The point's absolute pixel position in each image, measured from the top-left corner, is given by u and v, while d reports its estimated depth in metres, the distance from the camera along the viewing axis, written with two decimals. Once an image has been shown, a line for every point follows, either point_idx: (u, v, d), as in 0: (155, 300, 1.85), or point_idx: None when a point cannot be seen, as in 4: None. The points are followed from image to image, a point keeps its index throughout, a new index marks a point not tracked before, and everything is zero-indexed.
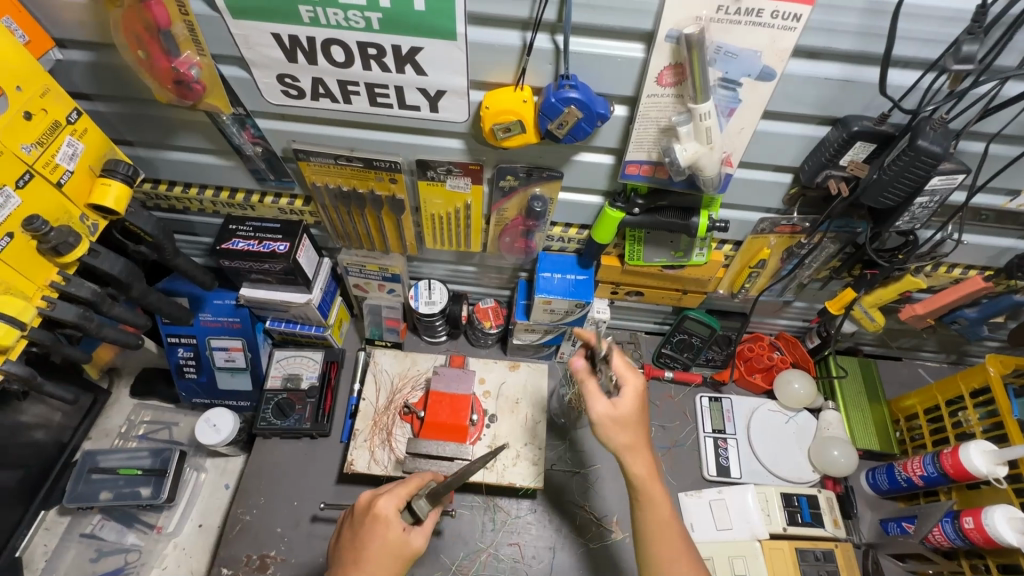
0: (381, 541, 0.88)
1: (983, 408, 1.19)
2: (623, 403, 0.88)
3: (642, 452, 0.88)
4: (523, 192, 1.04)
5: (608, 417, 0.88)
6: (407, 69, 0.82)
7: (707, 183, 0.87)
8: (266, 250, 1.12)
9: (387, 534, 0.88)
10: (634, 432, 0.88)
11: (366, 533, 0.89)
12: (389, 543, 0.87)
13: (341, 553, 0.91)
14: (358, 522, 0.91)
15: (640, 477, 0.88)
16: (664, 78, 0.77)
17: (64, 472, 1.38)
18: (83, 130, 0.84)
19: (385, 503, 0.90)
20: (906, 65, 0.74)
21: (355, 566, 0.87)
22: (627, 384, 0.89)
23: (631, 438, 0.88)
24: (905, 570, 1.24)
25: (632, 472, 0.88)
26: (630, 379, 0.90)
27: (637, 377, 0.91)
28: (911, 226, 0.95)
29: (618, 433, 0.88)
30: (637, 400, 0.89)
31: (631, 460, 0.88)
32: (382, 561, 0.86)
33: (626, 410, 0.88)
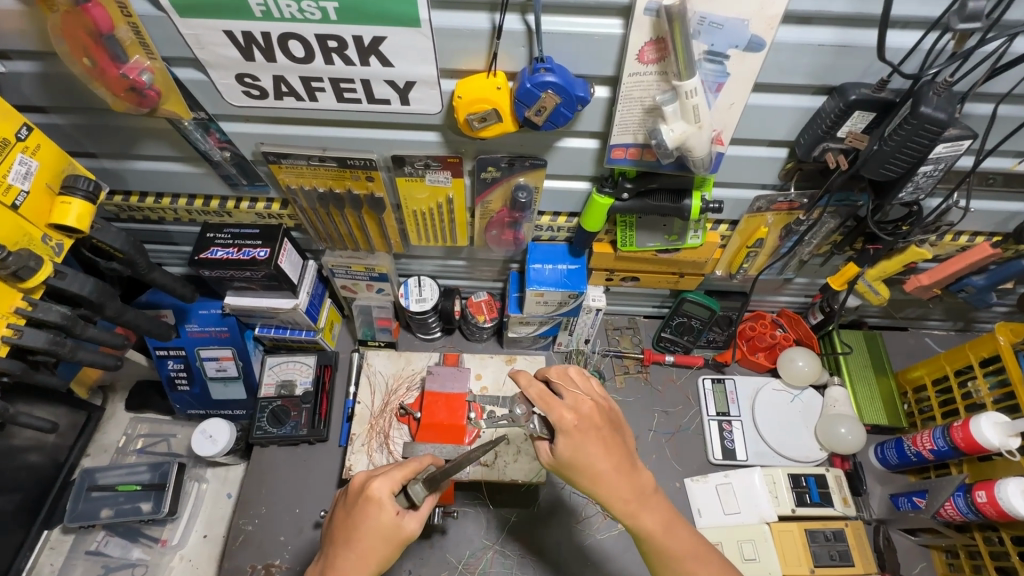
0: (373, 524, 0.84)
1: (993, 377, 1.16)
2: (564, 450, 0.82)
3: (608, 485, 0.83)
4: (507, 183, 0.99)
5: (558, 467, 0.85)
6: (372, 61, 0.77)
7: (697, 164, 0.82)
8: (246, 257, 1.08)
9: (380, 517, 0.85)
10: (584, 469, 0.83)
11: (357, 513, 0.86)
12: (382, 526, 0.84)
13: (334, 532, 0.89)
14: (353, 502, 0.88)
15: (622, 511, 0.85)
16: (645, 54, 0.72)
17: (63, 491, 1.37)
18: (35, 147, 0.80)
19: (378, 486, 0.86)
20: (905, 26, 0.69)
21: (347, 545, 0.85)
22: (559, 427, 0.83)
23: (587, 478, 0.83)
24: (917, 543, 1.23)
25: (614, 508, 0.86)
26: (555, 418, 0.83)
27: (562, 410, 0.83)
28: (915, 197, 0.90)
29: (575, 475, 0.84)
30: (576, 436, 0.82)
31: (605, 497, 0.85)
32: (373, 543, 0.84)
33: (573, 454, 0.82)
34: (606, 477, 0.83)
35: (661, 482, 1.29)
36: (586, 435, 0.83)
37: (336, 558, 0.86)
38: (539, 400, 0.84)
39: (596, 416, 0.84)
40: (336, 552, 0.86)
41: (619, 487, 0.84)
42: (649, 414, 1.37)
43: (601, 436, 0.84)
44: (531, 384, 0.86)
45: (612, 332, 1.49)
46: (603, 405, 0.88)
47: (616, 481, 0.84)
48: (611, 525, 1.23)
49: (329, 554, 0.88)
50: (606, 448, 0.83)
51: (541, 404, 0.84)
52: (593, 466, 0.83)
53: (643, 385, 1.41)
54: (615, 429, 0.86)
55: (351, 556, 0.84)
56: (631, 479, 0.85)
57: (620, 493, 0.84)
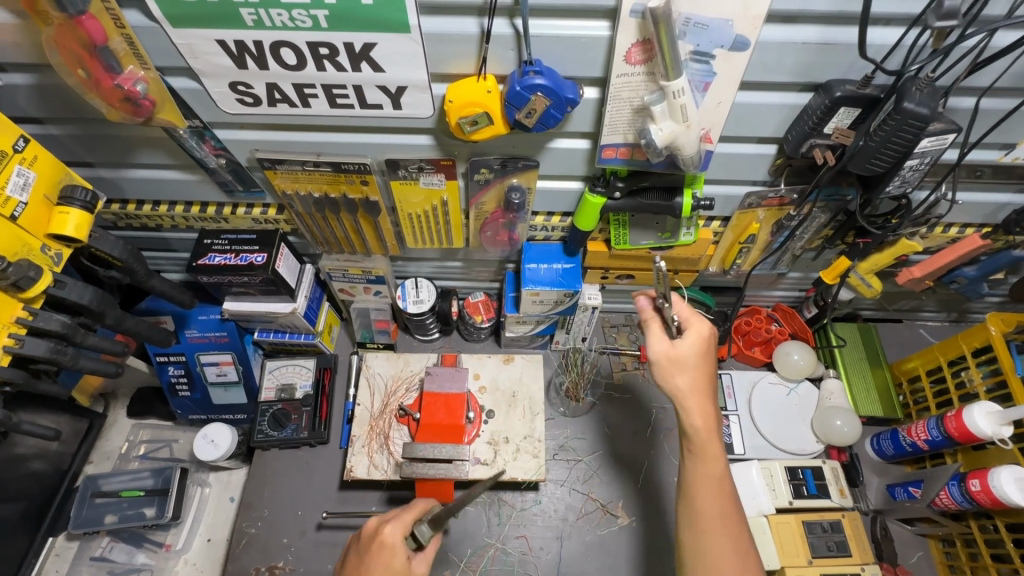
0: (385, 568, 0.84)
1: (986, 366, 1.18)
2: (685, 346, 0.87)
3: (696, 401, 0.86)
4: (500, 184, 1.00)
5: (665, 357, 0.88)
6: (364, 67, 0.78)
7: (686, 163, 0.83)
8: (243, 263, 1.09)
9: (393, 561, 0.84)
10: (690, 373, 0.87)
11: (369, 559, 0.85)
12: (393, 571, 0.84)
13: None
14: (363, 548, 0.87)
15: (696, 427, 0.86)
16: (632, 55, 0.73)
17: (67, 498, 1.38)
18: (33, 158, 0.81)
19: (391, 530, 0.87)
20: (887, 22, 0.70)
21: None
22: (692, 329, 0.88)
23: (685, 383, 0.87)
24: (914, 533, 1.25)
25: (687, 422, 0.86)
26: (693, 324, 0.89)
27: (703, 322, 0.89)
28: (903, 190, 0.91)
29: (674, 374, 0.88)
30: (704, 340, 0.88)
31: (685, 407, 0.86)
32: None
33: (687, 353, 0.87)
34: (689, 390, 0.87)
35: (661, 477, 1.30)
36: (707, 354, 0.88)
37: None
38: (683, 308, 0.90)
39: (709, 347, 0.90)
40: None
41: (705, 408, 0.86)
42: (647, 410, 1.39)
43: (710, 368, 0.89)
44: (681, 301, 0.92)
45: (608, 329, 1.50)
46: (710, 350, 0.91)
47: (699, 393, 0.86)
48: (611, 521, 1.25)
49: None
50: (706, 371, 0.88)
51: (685, 310, 0.90)
52: (688, 372, 0.87)
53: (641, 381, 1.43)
54: (714, 361, 0.89)
55: None
56: (709, 405, 0.87)
57: (701, 410, 0.86)
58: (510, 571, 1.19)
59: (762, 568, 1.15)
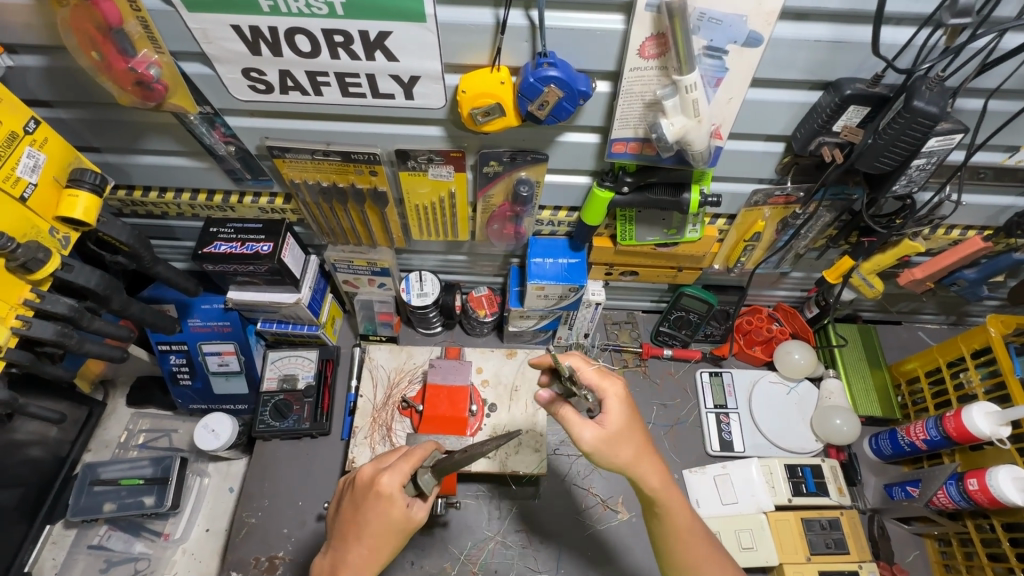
0: (382, 518, 0.85)
1: (985, 367, 1.19)
2: (614, 416, 0.82)
3: (647, 459, 0.84)
4: (509, 177, 1.00)
5: (601, 442, 0.81)
6: (378, 55, 0.78)
7: (696, 158, 0.83)
8: (249, 252, 1.09)
9: (390, 512, 0.85)
10: (628, 443, 0.83)
11: (367, 507, 0.86)
12: (391, 520, 0.85)
13: (341, 526, 0.89)
14: (360, 496, 0.88)
15: (654, 488, 0.84)
16: (646, 49, 0.73)
17: (66, 486, 1.37)
18: (43, 140, 0.81)
19: (388, 480, 0.86)
20: (899, 22, 0.70)
21: (358, 541, 0.86)
22: (610, 396, 0.83)
23: (632, 451, 0.83)
24: (910, 532, 1.26)
25: (645, 487, 0.84)
26: (609, 391, 0.83)
27: (614, 383, 0.84)
28: (908, 190, 0.92)
29: (618, 451, 0.82)
30: (623, 407, 0.83)
31: (638, 475, 0.83)
32: (382, 536, 0.86)
33: (618, 425, 0.82)
34: (638, 458, 0.83)
35: None
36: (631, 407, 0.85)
37: (346, 554, 0.87)
38: (589, 376, 0.84)
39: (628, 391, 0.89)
40: (344, 548, 0.87)
41: (656, 464, 0.85)
42: (647, 407, 1.39)
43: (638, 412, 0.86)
44: (579, 363, 0.85)
45: (610, 326, 1.51)
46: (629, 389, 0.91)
47: (647, 457, 0.84)
48: (612, 516, 1.25)
49: (337, 550, 0.88)
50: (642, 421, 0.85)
51: (593, 375, 0.84)
52: (627, 444, 0.82)
53: (642, 378, 1.44)
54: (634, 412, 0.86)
55: (363, 550, 0.86)
56: (657, 458, 0.86)
57: (654, 469, 0.84)
58: (510, 565, 1.20)
59: (761, 565, 1.16)
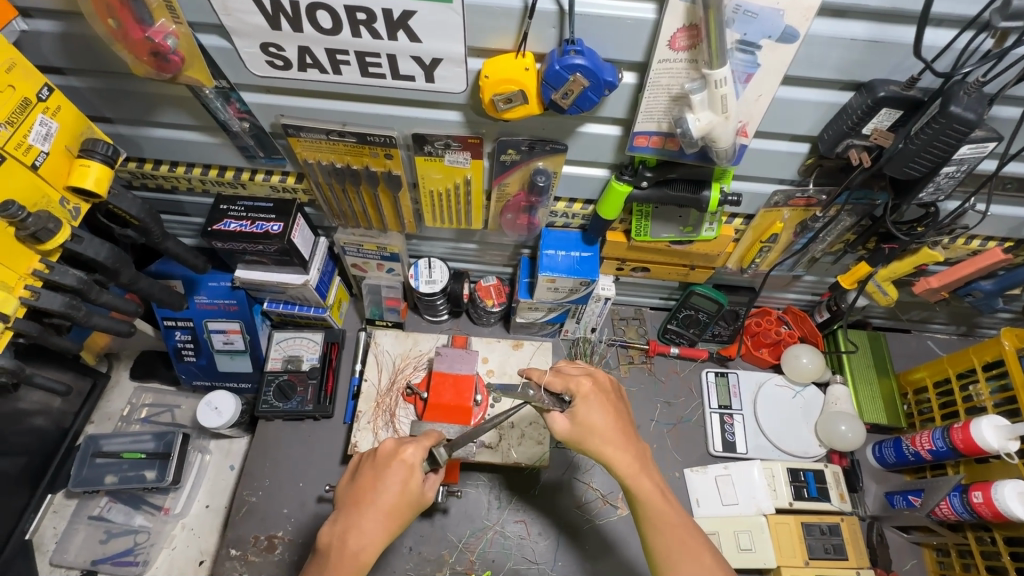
0: (401, 487, 0.89)
1: (995, 381, 1.17)
2: (580, 410, 0.90)
3: (616, 444, 0.88)
4: (526, 167, 0.99)
5: (572, 432, 0.89)
6: (400, 35, 0.76)
7: (720, 156, 0.81)
8: (259, 231, 1.08)
9: (409, 482, 0.89)
10: (597, 431, 0.89)
11: (388, 474, 0.89)
12: (410, 491, 0.89)
13: (356, 492, 0.90)
14: (381, 464, 0.90)
15: (624, 471, 0.88)
16: (677, 41, 0.71)
17: (68, 456, 1.38)
18: (56, 108, 0.79)
19: (412, 452, 0.91)
20: (940, 23, 0.68)
21: (375, 509, 0.87)
22: (577, 394, 0.92)
23: (599, 438, 0.88)
24: (909, 541, 1.26)
25: (616, 470, 0.88)
26: (576, 389, 0.92)
27: (580, 382, 0.93)
28: (934, 198, 0.90)
29: (589, 440, 0.89)
30: (593, 402, 0.91)
31: (610, 459, 0.88)
32: (398, 505, 0.88)
33: (594, 414, 0.90)
34: (605, 444, 0.88)
35: (662, 469, 1.31)
36: (601, 398, 0.92)
37: (360, 521, 0.86)
38: (557, 380, 0.95)
39: (607, 384, 0.95)
40: (359, 513, 0.87)
41: (622, 445, 0.88)
42: (651, 405, 1.39)
43: (612, 401, 0.93)
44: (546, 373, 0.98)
45: (618, 322, 1.50)
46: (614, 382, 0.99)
47: (621, 441, 0.89)
48: (610, 511, 1.25)
49: (350, 514, 0.88)
50: (615, 412, 0.91)
51: (558, 378, 0.95)
52: (597, 435, 0.88)
53: (647, 375, 1.43)
54: (613, 403, 0.92)
55: (377, 517, 0.87)
56: (631, 444, 0.90)
57: (622, 454, 0.88)
58: (508, 555, 1.20)
59: (758, 566, 1.16)
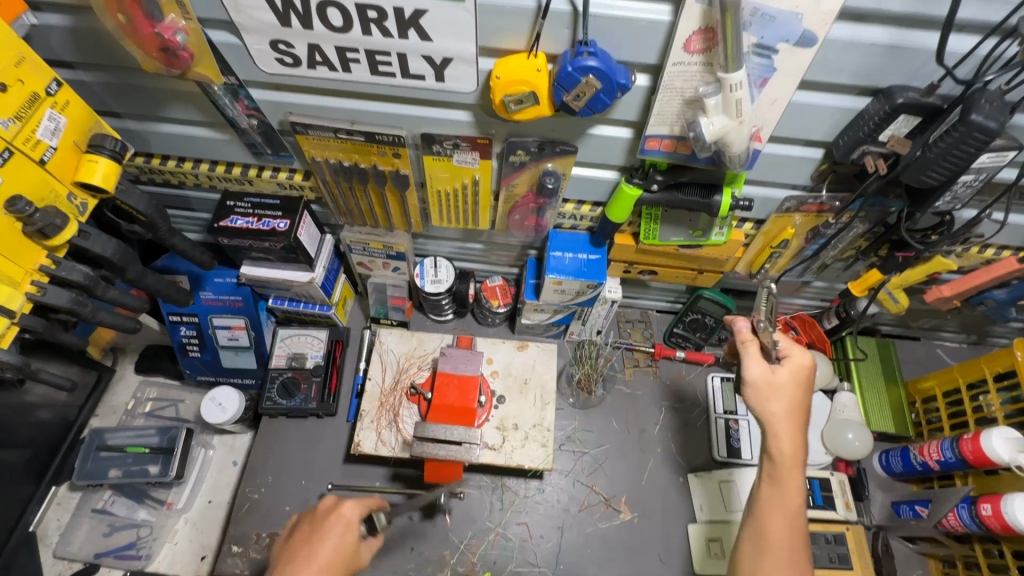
0: (338, 542, 0.89)
1: (1006, 392, 1.15)
2: (781, 373, 0.86)
3: (789, 424, 0.84)
4: (535, 168, 0.98)
5: (766, 383, 0.86)
6: (411, 34, 0.75)
7: (733, 160, 0.80)
8: (265, 228, 1.07)
9: (345, 539, 0.89)
10: (787, 399, 0.85)
11: (321, 533, 0.90)
12: (345, 549, 0.88)
13: (293, 548, 0.90)
14: (318, 521, 0.92)
15: (785, 453, 0.84)
16: (692, 44, 0.70)
17: (72, 450, 1.39)
18: (64, 103, 0.79)
19: (350, 508, 0.92)
20: (963, 29, 0.67)
21: (309, 561, 0.86)
22: (794, 358, 0.87)
23: (782, 407, 0.85)
24: (914, 551, 1.25)
25: (776, 446, 0.84)
26: (794, 356, 0.88)
27: (804, 354, 0.88)
28: (951, 206, 0.89)
29: (771, 400, 0.85)
30: (799, 375, 0.86)
31: (777, 433, 0.84)
32: (337, 560, 0.87)
33: (782, 380, 0.86)
34: (783, 417, 0.84)
35: (665, 474, 1.30)
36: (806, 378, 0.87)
37: (294, 574, 0.85)
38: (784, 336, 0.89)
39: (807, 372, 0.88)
40: (293, 568, 0.86)
41: (784, 432, 0.84)
42: (656, 408, 1.38)
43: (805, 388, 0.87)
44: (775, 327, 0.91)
45: (623, 324, 1.49)
46: None
47: (794, 420, 0.85)
48: (613, 515, 1.25)
49: (283, 571, 0.86)
50: (802, 393, 0.86)
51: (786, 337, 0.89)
52: (783, 399, 0.85)
53: (652, 379, 1.42)
54: (807, 393, 0.87)
55: (310, 571, 0.85)
56: (799, 435, 0.85)
57: (792, 438, 0.84)
58: (510, 557, 1.19)
59: None
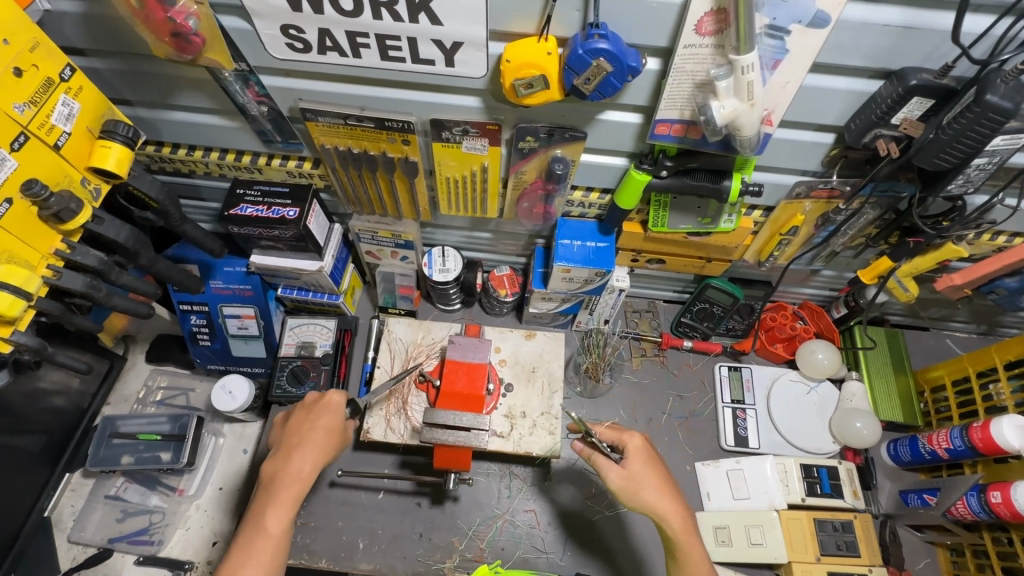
0: (328, 422, 1.04)
1: (1017, 380, 1.15)
2: (632, 466, 0.95)
3: (668, 499, 0.93)
4: (544, 154, 0.98)
5: (624, 482, 0.94)
6: (421, 18, 0.75)
7: (743, 145, 0.80)
8: (275, 216, 1.08)
9: (334, 417, 1.04)
10: (649, 484, 0.94)
11: (314, 416, 1.04)
12: (335, 425, 1.04)
13: (289, 433, 1.03)
14: (309, 408, 1.06)
15: (675, 529, 0.92)
16: (704, 26, 0.70)
17: (86, 437, 1.41)
18: (78, 88, 0.79)
19: (336, 394, 1.07)
20: (978, 9, 0.66)
21: (305, 441, 1.01)
22: (629, 446, 0.98)
23: (652, 491, 0.93)
24: (922, 540, 1.25)
25: (667, 526, 0.93)
26: (628, 443, 0.98)
27: (632, 436, 0.99)
28: (962, 191, 0.89)
29: (639, 492, 0.94)
30: (643, 457, 0.97)
31: (661, 514, 0.93)
32: (327, 438, 1.02)
33: (638, 470, 0.95)
34: (656, 500, 0.93)
35: (672, 462, 1.30)
36: (652, 455, 0.98)
37: (294, 453, 0.99)
38: (609, 433, 1.00)
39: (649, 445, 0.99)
40: (293, 447, 1.00)
41: (671, 511, 0.93)
42: (664, 398, 1.38)
43: (659, 461, 0.98)
44: (599, 425, 1.03)
45: (630, 314, 1.49)
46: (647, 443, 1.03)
47: (665, 496, 0.94)
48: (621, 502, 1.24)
49: (283, 451, 1.01)
50: (660, 469, 0.97)
51: (612, 429, 1.00)
52: (647, 485, 0.94)
53: (659, 368, 1.42)
54: (661, 461, 0.98)
55: (307, 448, 1.00)
56: (678, 501, 0.94)
57: (675, 511, 0.93)
58: (518, 544, 1.20)
59: (767, 561, 1.15)
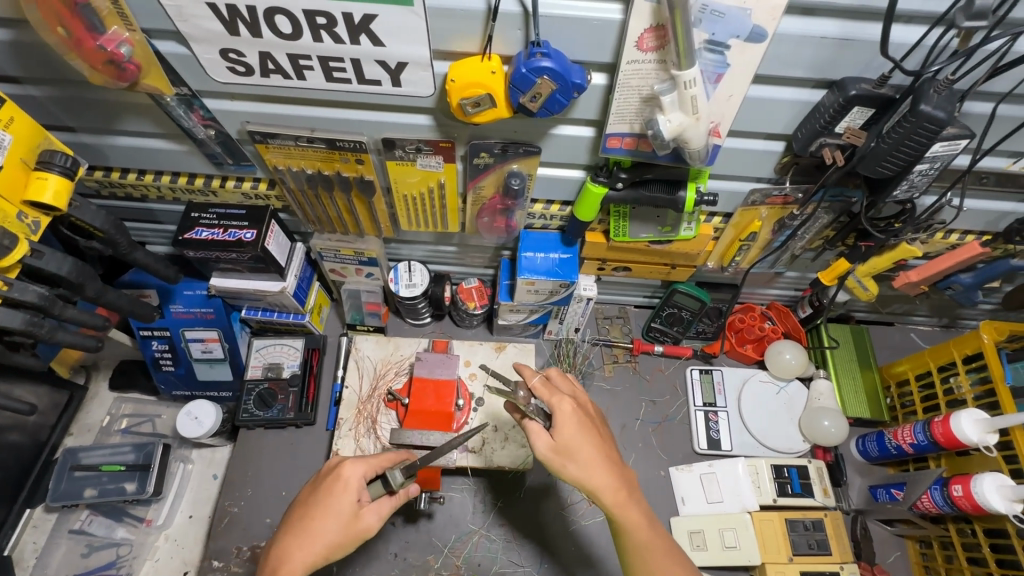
0: (334, 505, 0.89)
1: (975, 373, 1.17)
2: (562, 435, 0.84)
3: (601, 472, 0.84)
4: (500, 170, 0.97)
5: (553, 452, 0.84)
6: (362, 39, 0.74)
7: (692, 157, 0.80)
8: (231, 239, 1.06)
9: (342, 500, 0.89)
10: (582, 454, 0.84)
11: (325, 494, 0.90)
12: (342, 510, 0.89)
13: (300, 508, 0.92)
14: (323, 480, 0.93)
15: (610, 502, 0.85)
16: (644, 42, 0.70)
17: (47, 470, 1.37)
18: (9, 119, 0.77)
19: (350, 469, 0.91)
20: (909, 20, 0.68)
21: (306, 526, 0.88)
22: (558, 411, 0.86)
23: (582, 463, 0.84)
24: (893, 533, 1.27)
25: (600, 499, 0.85)
26: (557, 408, 0.86)
27: (562, 400, 0.86)
28: (910, 195, 0.90)
29: (568, 462, 0.84)
30: (574, 422, 0.85)
31: (593, 488, 0.84)
32: (330, 526, 0.88)
33: (569, 439, 0.84)
34: (586, 472, 0.84)
35: (646, 468, 1.31)
36: (585, 419, 0.87)
37: (292, 539, 0.88)
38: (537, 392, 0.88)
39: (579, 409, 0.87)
40: (295, 531, 0.89)
41: (604, 481, 0.84)
42: (636, 404, 1.39)
43: (594, 424, 0.88)
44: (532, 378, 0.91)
45: (601, 321, 1.49)
46: (584, 404, 0.92)
47: (598, 467, 0.84)
48: (595, 512, 1.24)
49: (287, 531, 0.90)
50: (597, 435, 0.86)
51: (542, 389, 0.88)
52: (578, 455, 0.84)
53: (632, 374, 1.42)
54: (595, 426, 0.87)
55: (305, 537, 0.87)
56: (613, 471, 0.85)
57: (608, 484, 0.84)
58: (494, 559, 1.19)
59: (742, 564, 1.16)
